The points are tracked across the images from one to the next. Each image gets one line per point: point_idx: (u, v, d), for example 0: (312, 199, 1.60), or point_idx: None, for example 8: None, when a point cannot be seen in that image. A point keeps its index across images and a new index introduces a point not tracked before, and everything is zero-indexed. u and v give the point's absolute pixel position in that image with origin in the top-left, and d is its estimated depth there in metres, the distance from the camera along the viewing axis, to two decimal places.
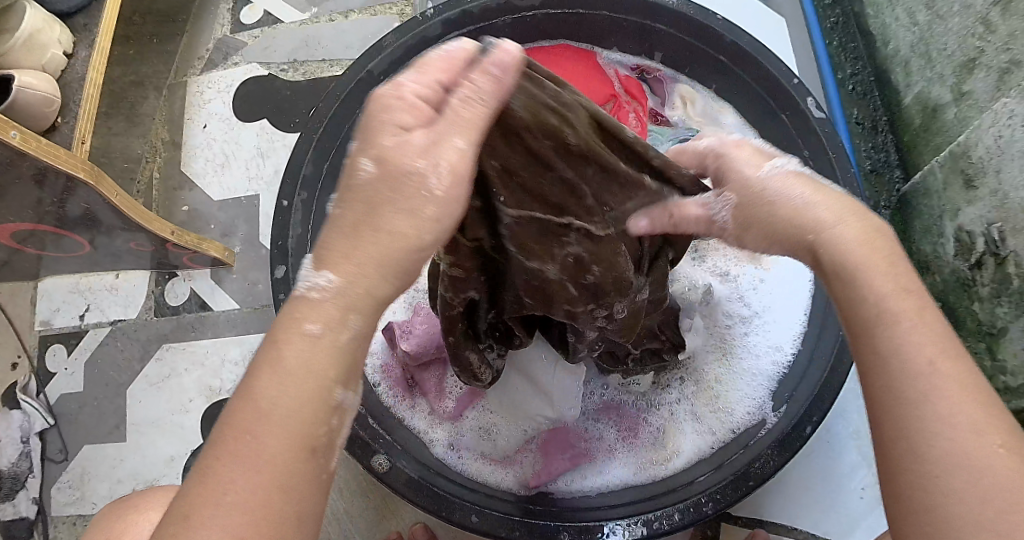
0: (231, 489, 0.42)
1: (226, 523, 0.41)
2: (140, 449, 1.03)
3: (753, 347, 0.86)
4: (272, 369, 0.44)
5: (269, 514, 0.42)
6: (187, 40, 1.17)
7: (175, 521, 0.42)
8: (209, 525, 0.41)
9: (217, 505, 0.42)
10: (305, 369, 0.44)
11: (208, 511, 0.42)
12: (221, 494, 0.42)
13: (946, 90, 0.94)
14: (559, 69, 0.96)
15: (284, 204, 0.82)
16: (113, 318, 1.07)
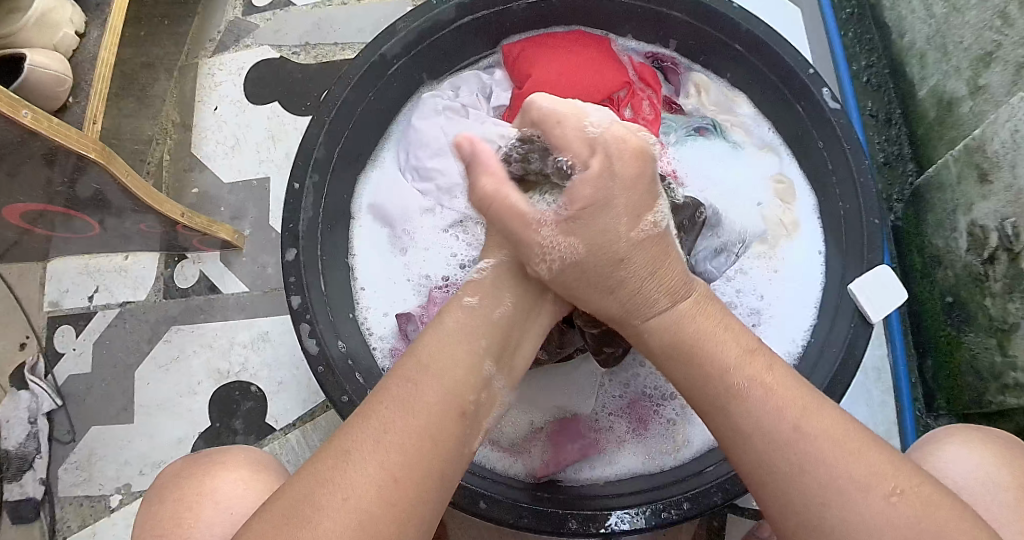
0: (397, 427, 0.52)
1: (373, 458, 0.51)
2: (149, 430, 1.03)
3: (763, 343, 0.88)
4: (449, 333, 0.58)
5: (412, 457, 0.51)
6: (199, 22, 1.17)
7: (334, 459, 0.51)
8: (360, 464, 0.50)
9: (383, 439, 0.51)
10: (468, 335, 0.58)
11: (369, 448, 0.51)
12: (380, 434, 0.52)
13: (961, 83, 0.93)
14: (573, 55, 0.96)
15: (296, 187, 0.82)
16: (122, 299, 1.07)
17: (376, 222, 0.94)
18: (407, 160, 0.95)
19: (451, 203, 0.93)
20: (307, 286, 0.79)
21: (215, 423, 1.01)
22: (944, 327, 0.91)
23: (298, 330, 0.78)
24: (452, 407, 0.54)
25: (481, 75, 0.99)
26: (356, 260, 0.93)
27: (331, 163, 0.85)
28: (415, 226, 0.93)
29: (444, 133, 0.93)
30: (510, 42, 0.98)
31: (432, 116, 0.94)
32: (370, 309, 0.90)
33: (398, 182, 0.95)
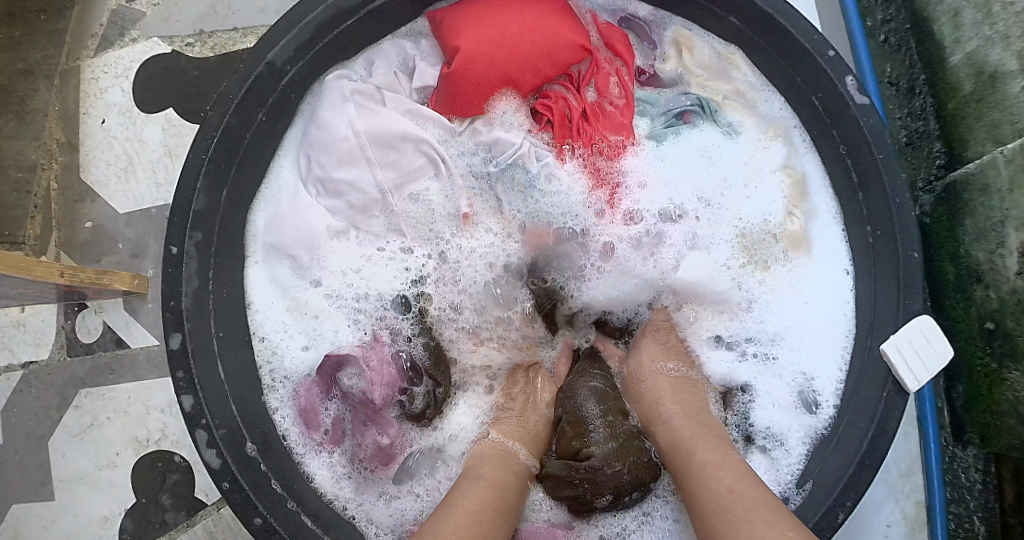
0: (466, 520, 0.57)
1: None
2: (69, 509, 0.89)
3: (775, 387, 0.74)
4: (495, 470, 0.65)
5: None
6: (78, 12, 0.96)
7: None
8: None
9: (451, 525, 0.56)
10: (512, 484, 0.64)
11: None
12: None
13: (1010, 55, 0.77)
14: (511, 15, 0.74)
15: (174, 251, 0.67)
16: (26, 360, 0.91)
17: (273, 255, 0.75)
18: (308, 168, 0.75)
19: (369, 225, 0.76)
20: (201, 382, 0.66)
21: (140, 499, 0.88)
22: (982, 357, 0.77)
23: (193, 437, 0.65)
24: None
25: (404, 45, 0.79)
26: (252, 308, 0.74)
27: (218, 212, 0.70)
28: (326, 254, 0.75)
29: (355, 132, 0.74)
30: (435, 11, 0.78)
31: (340, 105, 0.74)
32: (286, 349, 0.74)
33: (297, 196, 0.74)
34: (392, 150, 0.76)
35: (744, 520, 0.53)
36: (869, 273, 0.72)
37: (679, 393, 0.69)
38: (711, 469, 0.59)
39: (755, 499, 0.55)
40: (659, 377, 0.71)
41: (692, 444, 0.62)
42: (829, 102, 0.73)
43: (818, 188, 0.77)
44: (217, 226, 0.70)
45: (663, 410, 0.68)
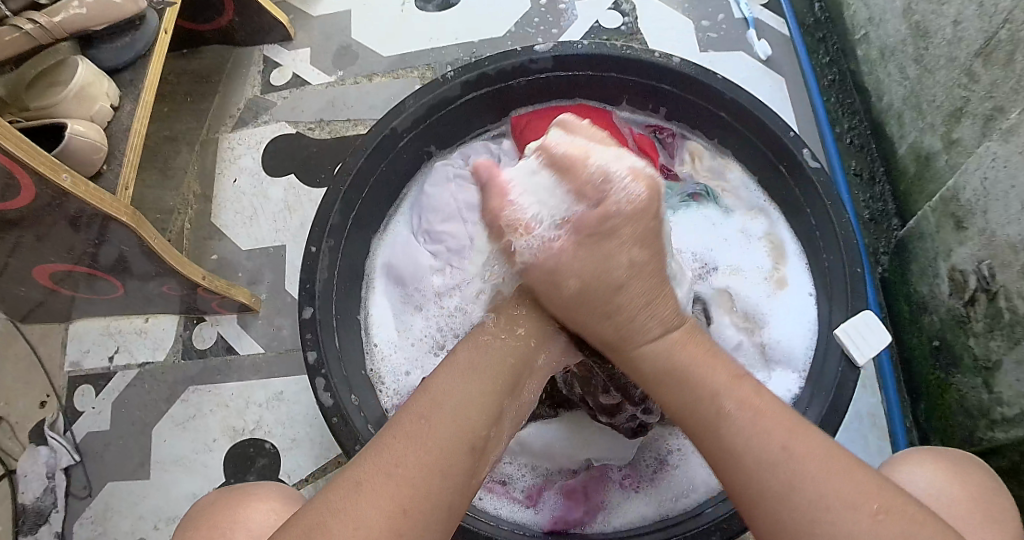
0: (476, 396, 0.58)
1: (380, 493, 0.51)
2: (163, 486, 1.04)
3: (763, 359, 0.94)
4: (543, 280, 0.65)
5: (423, 491, 0.52)
6: (219, 100, 1.25)
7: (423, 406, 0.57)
8: (367, 502, 0.51)
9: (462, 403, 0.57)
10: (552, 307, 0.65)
11: (378, 478, 0.52)
12: (394, 467, 0.53)
13: (936, 138, 0.98)
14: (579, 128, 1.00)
15: (313, 249, 0.87)
16: (141, 360, 1.11)
17: (388, 281, 1.00)
18: (419, 223, 1.01)
19: (461, 263, 0.97)
20: (323, 342, 0.84)
21: (228, 479, 1.04)
22: (934, 371, 0.94)
23: (313, 384, 0.82)
24: (464, 443, 0.55)
25: (489, 145, 1.04)
26: (372, 320, 0.97)
27: (347, 228, 0.91)
28: (427, 284, 0.97)
29: (456, 200, 0.99)
30: (517, 114, 1.03)
31: (444, 181, 1.00)
32: (387, 370, 0.94)
33: (410, 244, 0.99)
34: None
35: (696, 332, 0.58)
36: (827, 306, 0.89)
37: (710, 354, 0.61)
38: (741, 413, 0.56)
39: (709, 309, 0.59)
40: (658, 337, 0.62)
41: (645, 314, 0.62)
42: (791, 166, 0.93)
43: (793, 250, 0.98)
44: (343, 241, 0.91)
45: (688, 353, 0.59)
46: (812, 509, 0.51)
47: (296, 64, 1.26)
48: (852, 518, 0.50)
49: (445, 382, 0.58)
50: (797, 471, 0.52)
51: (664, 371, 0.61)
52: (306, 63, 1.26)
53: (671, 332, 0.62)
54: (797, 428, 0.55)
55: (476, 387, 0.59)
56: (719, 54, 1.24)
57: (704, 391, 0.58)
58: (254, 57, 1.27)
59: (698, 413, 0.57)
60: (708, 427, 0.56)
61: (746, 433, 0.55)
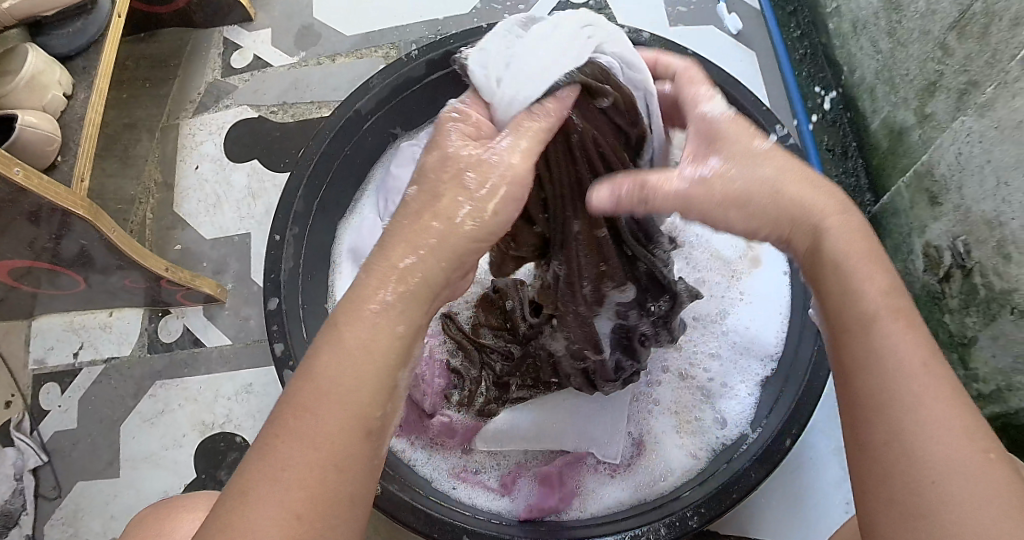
0: (356, 369, 0.46)
1: (276, 497, 0.42)
2: (134, 484, 1.02)
3: (738, 330, 0.90)
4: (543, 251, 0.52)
5: (325, 495, 0.43)
6: (179, 84, 1.20)
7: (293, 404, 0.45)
8: (259, 515, 0.42)
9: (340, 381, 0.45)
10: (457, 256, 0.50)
11: (266, 485, 0.43)
12: (286, 474, 0.43)
13: (910, 113, 0.96)
14: None
15: (276, 238, 0.85)
16: (107, 355, 1.08)
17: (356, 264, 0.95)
18: (383, 206, 0.96)
19: None
20: (290, 333, 0.82)
21: (200, 475, 1.01)
22: None
23: (281, 376, 0.80)
24: (347, 435, 0.45)
25: None
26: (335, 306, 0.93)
27: (311, 214, 0.88)
28: None
29: None
30: None
31: (407, 161, 0.95)
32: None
33: (376, 226, 0.95)
34: None
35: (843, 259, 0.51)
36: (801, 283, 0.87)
37: (873, 256, 0.51)
38: (896, 323, 0.47)
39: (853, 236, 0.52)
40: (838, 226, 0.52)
41: (813, 201, 0.53)
42: None
43: None
44: (308, 228, 0.88)
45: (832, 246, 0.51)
46: (934, 469, 0.43)
47: (257, 46, 1.22)
48: (976, 498, 0.42)
49: (325, 365, 0.45)
50: (932, 419, 0.44)
51: (816, 263, 0.52)
52: (267, 44, 1.22)
53: (832, 220, 0.52)
54: (954, 387, 0.46)
55: (365, 371, 0.46)
56: (689, 28, 1.21)
57: (863, 293, 0.49)
58: (214, 40, 1.23)
59: (853, 313, 0.49)
60: (864, 325, 0.48)
61: (898, 341, 0.47)
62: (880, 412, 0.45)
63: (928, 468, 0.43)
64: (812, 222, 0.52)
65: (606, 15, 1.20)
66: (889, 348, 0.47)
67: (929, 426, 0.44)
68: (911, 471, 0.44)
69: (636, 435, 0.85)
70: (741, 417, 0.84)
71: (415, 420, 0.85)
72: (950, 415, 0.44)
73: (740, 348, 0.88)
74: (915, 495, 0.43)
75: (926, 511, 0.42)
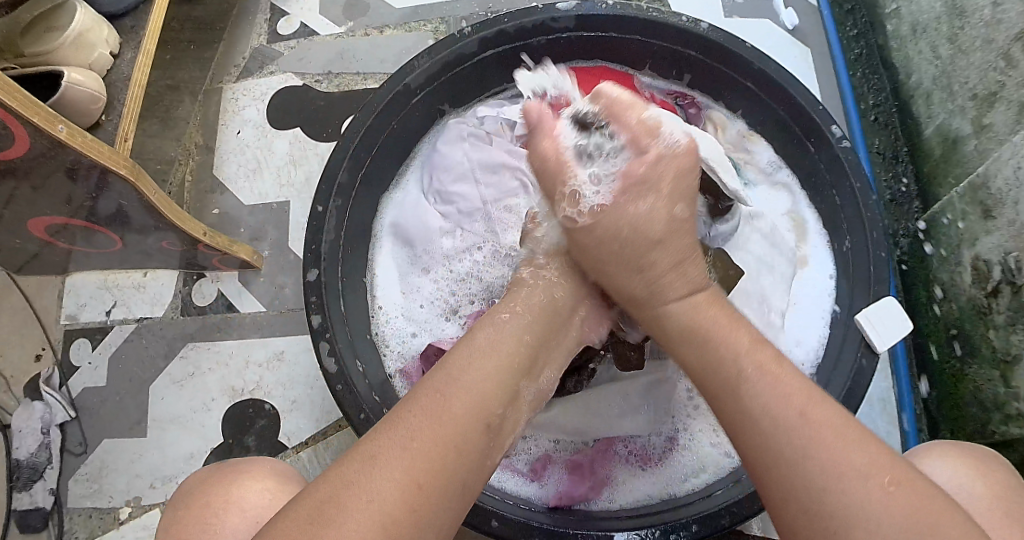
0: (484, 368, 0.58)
1: (397, 462, 0.51)
2: (160, 445, 1.03)
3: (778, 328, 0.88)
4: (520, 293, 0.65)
5: (436, 465, 0.52)
6: (224, 48, 1.20)
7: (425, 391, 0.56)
8: (381, 475, 0.50)
9: (468, 374, 0.57)
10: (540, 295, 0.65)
11: (391, 449, 0.52)
12: (406, 440, 0.52)
13: (966, 122, 0.94)
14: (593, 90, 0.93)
15: (320, 209, 0.84)
16: (139, 316, 1.09)
17: (396, 239, 0.95)
18: (430, 184, 0.95)
19: (471, 226, 0.93)
20: (327, 306, 0.82)
21: (227, 439, 1.02)
22: (948, 359, 0.93)
23: (317, 348, 0.80)
24: (480, 420, 0.55)
25: (504, 104, 0.97)
26: (375, 284, 0.92)
27: (354, 187, 0.88)
28: (435, 247, 0.93)
29: (469, 159, 0.94)
30: None
31: (457, 141, 0.94)
32: (391, 332, 0.90)
33: (419, 203, 0.94)
34: (493, 174, 0.94)
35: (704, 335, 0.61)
36: (848, 289, 0.85)
37: (731, 319, 0.62)
38: (764, 380, 0.56)
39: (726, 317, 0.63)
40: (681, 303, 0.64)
41: (665, 282, 0.64)
42: (820, 142, 0.86)
43: (817, 228, 0.91)
44: (351, 201, 0.88)
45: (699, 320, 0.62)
46: (842, 504, 0.50)
47: (304, 14, 1.21)
48: (874, 513, 0.49)
49: (466, 364, 0.57)
50: (824, 461, 0.52)
51: (681, 340, 0.63)
52: (315, 12, 1.21)
53: (676, 301, 0.64)
54: (836, 426, 0.54)
55: (487, 366, 0.58)
56: (742, 20, 1.19)
57: (732, 348, 0.59)
58: (261, 5, 1.22)
59: (716, 378, 0.59)
60: (733, 384, 0.57)
61: (767, 397, 0.56)
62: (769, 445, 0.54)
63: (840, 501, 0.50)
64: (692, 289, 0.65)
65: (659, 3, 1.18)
66: (757, 400, 0.56)
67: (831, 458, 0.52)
68: (820, 490, 0.51)
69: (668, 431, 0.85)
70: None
71: None
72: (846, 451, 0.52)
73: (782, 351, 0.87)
74: (817, 515, 0.51)
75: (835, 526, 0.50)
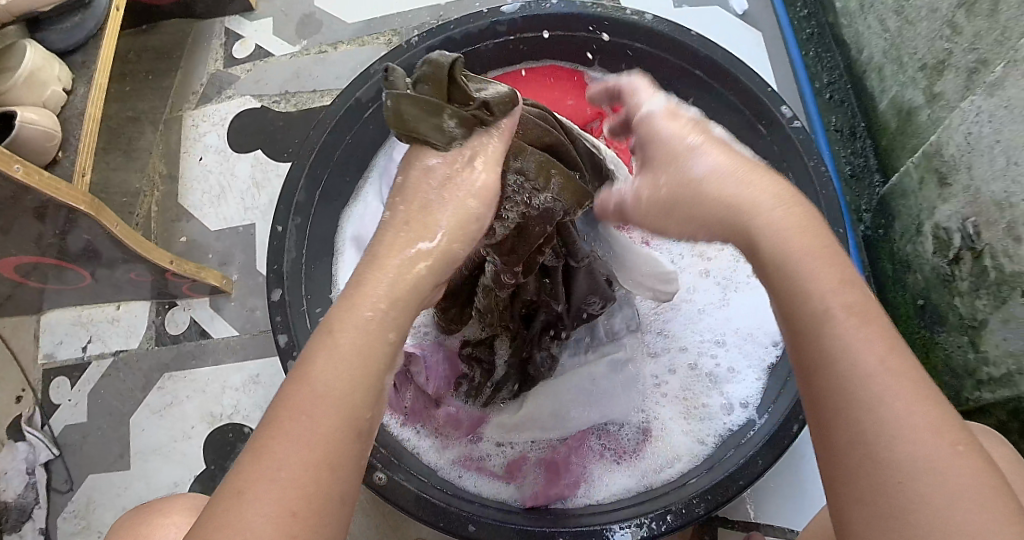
0: (344, 365, 0.45)
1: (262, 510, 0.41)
2: (144, 476, 1.03)
3: (737, 314, 0.89)
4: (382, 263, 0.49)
5: (311, 492, 0.42)
6: (181, 76, 1.20)
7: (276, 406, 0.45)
8: (246, 522, 0.41)
9: (330, 374, 0.45)
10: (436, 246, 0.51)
11: (265, 486, 0.42)
12: (274, 470, 0.42)
13: (918, 92, 0.94)
14: None
15: (279, 229, 0.85)
16: (115, 349, 1.09)
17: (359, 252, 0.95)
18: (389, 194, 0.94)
19: None
20: (293, 324, 0.81)
21: (210, 465, 1.02)
22: (918, 330, 0.93)
23: (285, 367, 0.80)
24: (350, 427, 0.45)
25: None
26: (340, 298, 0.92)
27: (313, 204, 0.88)
28: None
29: None
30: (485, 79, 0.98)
31: None
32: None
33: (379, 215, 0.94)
34: None
35: (790, 268, 0.48)
36: None
37: (825, 250, 0.49)
38: (848, 321, 0.46)
39: (801, 232, 0.50)
40: (782, 221, 0.50)
41: (752, 200, 0.52)
42: (771, 125, 0.86)
43: None
44: (311, 218, 0.88)
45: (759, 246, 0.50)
46: (902, 467, 0.42)
47: (258, 36, 1.21)
48: (945, 493, 0.41)
49: (321, 367, 0.45)
50: (907, 450, 0.42)
51: (762, 266, 0.50)
52: (268, 34, 1.21)
53: (772, 214, 0.51)
54: (911, 380, 0.44)
55: (358, 367, 0.46)
56: (693, 10, 1.19)
57: (809, 287, 0.48)
58: (215, 30, 1.22)
59: (801, 310, 0.47)
60: (815, 324, 0.46)
61: (850, 338, 0.45)
62: (839, 413, 0.44)
63: (907, 486, 0.42)
64: (751, 219, 0.51)
65: None
66: (837, 345, 0.45)
67: (898, 422, 0.43)
68: (879, 464, 0.43)
69: (642, 422, 0.85)
70: (748, 401, 0.84)
71: (421, 412, 0.85)
72: (919, 416, 0.43)
73: (744, 334, 0.87)
74: (881, 500, 0.42)
75: (904, 512, 0.41)
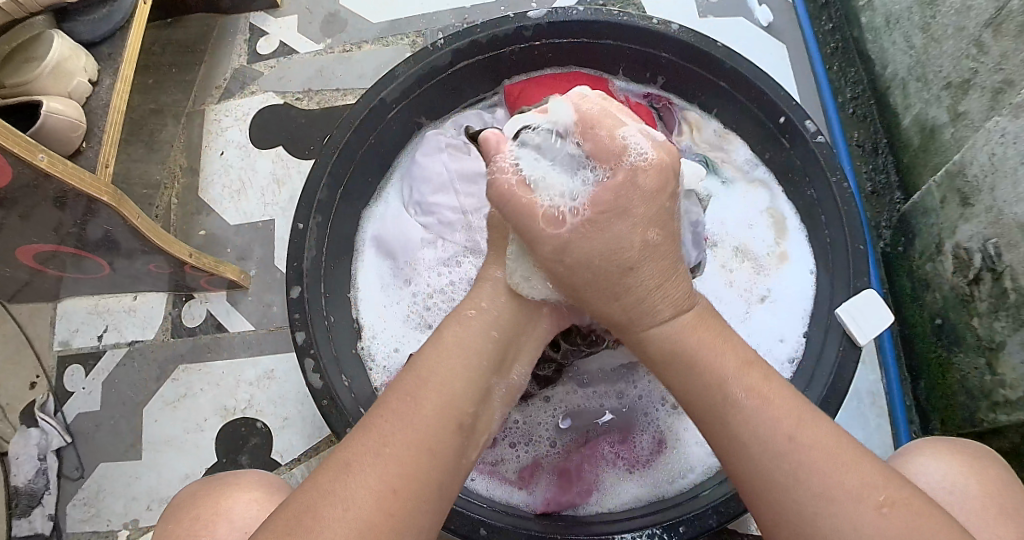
0: (459, 366, 0.56)
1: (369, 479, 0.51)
2: (156, 467, 1.04)
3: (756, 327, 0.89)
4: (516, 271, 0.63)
5: (411, 471, 0.52)
6: (205, 70, 1.21)
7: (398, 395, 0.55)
8: (357, 484, 0.50)
9: (448, 378, 0.56)
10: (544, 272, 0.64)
11: (368, 459, 0.52)
12: (390, 449, 0.52)
13: (943, 110, 0.94)
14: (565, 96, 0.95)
15: (300, 227, 0.84)
16: (131, 338, 1.10)
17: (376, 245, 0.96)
18: (410, 195, 0.96)
19: (452, 236, 0.93)
20: (311, 321, 0.82)
21: (221, 459, 1.03)
22: (935, 348, 0.93)
23: (302, 365, 0.80)
24: (452, 421, 0.55)
25: (482, 113, 0.99)
26: (359, 297, 0.93)
27: (333, 204, 0.88)
28: (416, 257, 0.94)
29: (449, 171, 0.94)
30: (511, 82, 0.98)
31: (435, 152, 0.95)
32: (376, 349, 0.91)
33: (400, 216, 0.95)
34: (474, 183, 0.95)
35: None
36: (828, 281, 0.85)
37: None
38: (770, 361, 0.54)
39: None
40: None
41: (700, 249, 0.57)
42: (794, 139, 0.86)
43: (795, 224, 0.92)
44: (331, 217, 0.88)
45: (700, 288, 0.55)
46: (823, 497, 0.51)
47: (283, 33, 1.22)
48: (869, 525, 0.50)
49: (439, 369, 0.56)
50: (822, 481, 0.51)
51: None
52: (293, 31, 1.22)
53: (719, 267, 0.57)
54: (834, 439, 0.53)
55: (468, 371, 0.57)
56: (718, 20, 1.19)
57: None
58: (240, 25, 1.23)
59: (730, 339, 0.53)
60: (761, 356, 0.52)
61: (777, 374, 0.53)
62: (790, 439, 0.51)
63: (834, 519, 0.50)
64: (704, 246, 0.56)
65: (633, 7, 1.18)
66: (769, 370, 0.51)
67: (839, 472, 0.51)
68: (811, 503, 0.51)
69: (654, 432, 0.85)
70: None
71: None
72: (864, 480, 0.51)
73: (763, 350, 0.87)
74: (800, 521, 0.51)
75: (824, 528, 0.50)
